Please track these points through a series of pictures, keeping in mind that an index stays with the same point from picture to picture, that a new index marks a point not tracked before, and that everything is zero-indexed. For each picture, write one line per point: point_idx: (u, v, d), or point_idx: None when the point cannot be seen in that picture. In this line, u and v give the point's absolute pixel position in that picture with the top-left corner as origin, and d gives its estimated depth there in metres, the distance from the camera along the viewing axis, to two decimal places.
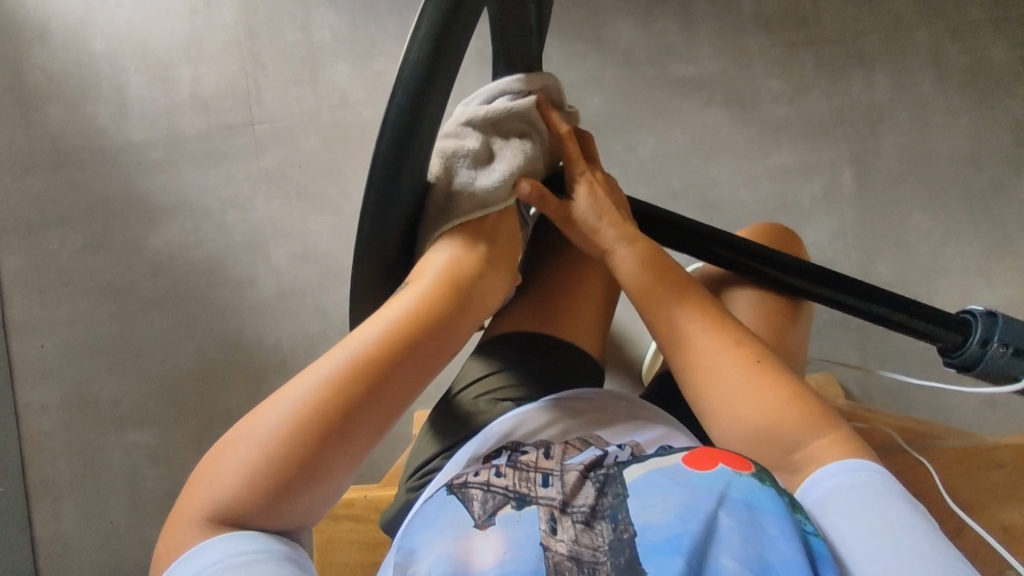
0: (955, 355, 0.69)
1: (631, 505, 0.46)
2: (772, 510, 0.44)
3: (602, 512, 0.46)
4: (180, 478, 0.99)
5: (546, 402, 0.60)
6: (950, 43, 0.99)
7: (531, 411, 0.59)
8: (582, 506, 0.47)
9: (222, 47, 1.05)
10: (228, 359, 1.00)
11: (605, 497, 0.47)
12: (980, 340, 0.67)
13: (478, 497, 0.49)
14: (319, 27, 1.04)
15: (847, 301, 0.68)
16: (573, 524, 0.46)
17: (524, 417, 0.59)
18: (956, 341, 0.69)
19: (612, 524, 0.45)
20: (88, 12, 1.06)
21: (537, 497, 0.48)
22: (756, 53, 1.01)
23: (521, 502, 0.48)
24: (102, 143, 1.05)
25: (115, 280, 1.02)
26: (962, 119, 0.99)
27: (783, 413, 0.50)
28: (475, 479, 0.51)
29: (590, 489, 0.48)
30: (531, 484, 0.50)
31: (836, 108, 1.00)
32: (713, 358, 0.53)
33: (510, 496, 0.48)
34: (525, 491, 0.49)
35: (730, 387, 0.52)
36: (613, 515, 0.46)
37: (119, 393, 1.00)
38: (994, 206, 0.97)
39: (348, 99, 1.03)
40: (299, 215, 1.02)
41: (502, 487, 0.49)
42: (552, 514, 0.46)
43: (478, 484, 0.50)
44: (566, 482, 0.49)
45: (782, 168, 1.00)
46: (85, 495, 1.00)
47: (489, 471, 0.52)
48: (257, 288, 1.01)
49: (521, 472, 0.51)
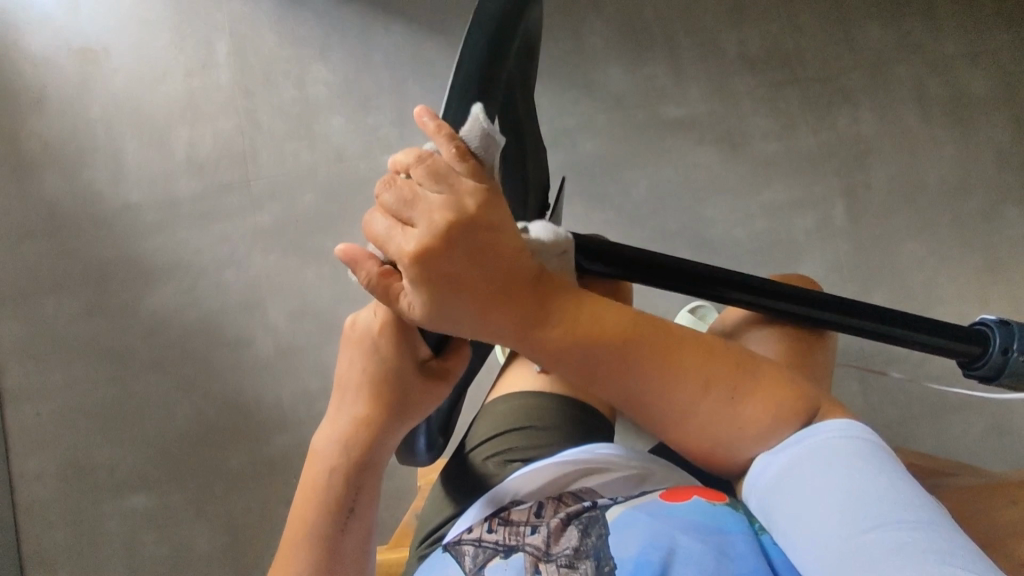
0: (977, 365, 0.68)
1: (609, 542, 0.49)
2: (742, 532, 0.47)
3: (585, 551, 0.49)
4: (181, 544, 0.95)
5: (562, 458, 0.57)
6: (930, 77, 1.02)
7: (539, 467, 0.57)
8: (564, 550, 0.49)
9: (219, 106, 1.06)
10: (229, 419, 0.98)
11: (588, 539, 0.50)
12: (1001, 348, 0.66)
13: (469, 553, 0.52)
14: (314, 83, 1.06)
15: (880, 330, 0.65)
16: (558, 569, 0.48)
17: (533, 474, 0.57)
18: (977, 352, 0.67)
19: (595, 561, 0.48)
20: (84, 78, 1.07)
21: (524, 545, 0.51)
22: (743, 93, 1.03)
23: (509, 552, 0.51)
24: (99, 205, 1.05)
25: (111, 342, 1.01)
26: (947, 149, 1.01)
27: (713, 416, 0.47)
28: (468, 534, 0.54)
29: (572, 532, 0.51)
30: (519, 534, 0.52)
31: (823, 143, 1.02)
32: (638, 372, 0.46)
33: (499, 548, 0.52)
34: (514, 541, 0.51)
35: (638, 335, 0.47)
36: (595, 554, 0.49)
37: (116, 458, 0.98)
38: (985, 234, 0.99)
39: (345, 154, 1.04)
40: (298, 270, 1.01)
41: (491, 541, 0.52)
42: (537, 565, 0.49)
43: (470, 542, 0.53)
44: (552, 529, 0.51)
45: (775, 203, 1.01)
46: (80, 568, 0.96)
47: (482, 526, 0.54)
48: (257, 345, 1.00)
49: (512, 525, 0.53)
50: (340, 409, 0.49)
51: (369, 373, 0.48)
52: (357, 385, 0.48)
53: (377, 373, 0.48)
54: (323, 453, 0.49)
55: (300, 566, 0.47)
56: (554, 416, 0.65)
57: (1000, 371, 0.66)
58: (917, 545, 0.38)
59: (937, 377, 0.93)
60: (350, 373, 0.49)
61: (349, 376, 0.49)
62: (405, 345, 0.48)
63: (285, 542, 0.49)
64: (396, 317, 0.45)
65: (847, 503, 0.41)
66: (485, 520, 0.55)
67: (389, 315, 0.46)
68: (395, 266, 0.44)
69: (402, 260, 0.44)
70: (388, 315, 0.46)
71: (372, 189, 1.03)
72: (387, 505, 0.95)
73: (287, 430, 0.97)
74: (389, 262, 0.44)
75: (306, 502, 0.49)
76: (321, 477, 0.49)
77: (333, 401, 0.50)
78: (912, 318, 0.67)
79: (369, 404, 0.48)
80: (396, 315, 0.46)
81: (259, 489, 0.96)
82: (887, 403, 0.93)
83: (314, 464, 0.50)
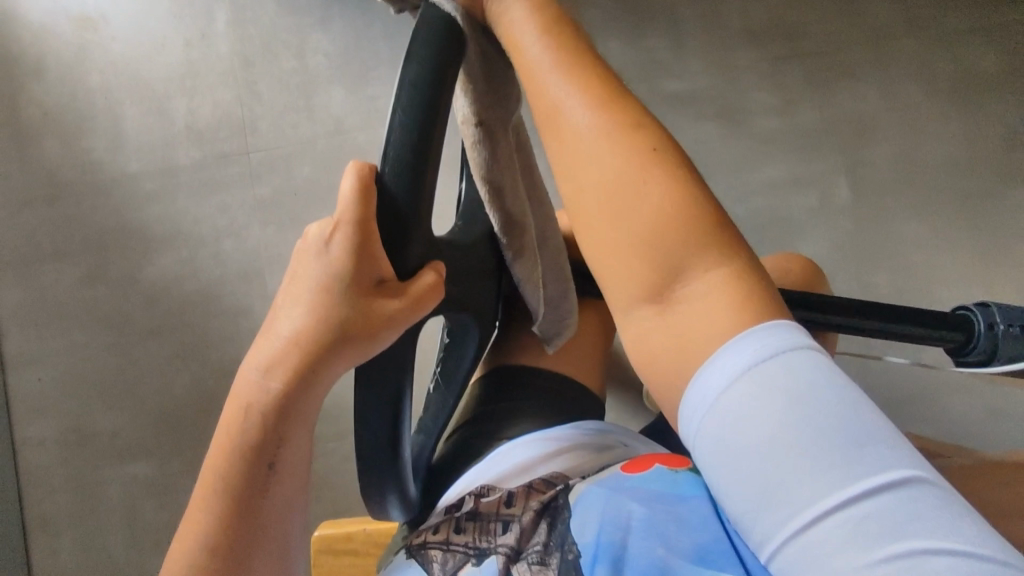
0: (971, 350, 0.66)
1: (572, 528, 0.49)
2: (697, 493, 0.49)
3: (555, 545, 0.49)
4: (179, 510, 0.97)
5: (533, 435, 0.60)
6: (941, 52, 1.00)
7: (509, 449, 0.59)
8: (535, 547, 0.50)
9: (217, 76, 1.05)
10: (227, 389, 0.99)
11: (556, 530, 0.50)
12: (985, 326, 0.65)
13: (439, 559, 0.52)
14: (313, 54, 1.05)
15: (875, 326, 0.64)
16: (529, 567, 0.49)
17: (503, 457, 0.59)
18: (963, 339, 0.66)
19: (562, 551, 0.49)
20: (82, 46, 1.07)
21: (496, 547, 0.51)
22: (747, 67, 1.02)
23: (480, 557, 0.51)
24: (97, 174, 1.05)
25: (111, 311, 1.02)
26: (954, 127, 0.99)
27: (716, 308, 0.37)
28: (435, 536, 0.54)
29: (541, 527, 0.51)
30: (489, 534, 0.52)
31: (828, 120, 1.00)
32: (601, 237, 0.39)
33: (470, 552, 0.52)
34: (485, 544, 0.52)
35: (607, 209, 0.39)
36: (563, 543, 0.49)
37: (116, 425, 0.99)
38: (990, 215, 0.97)
39: (343, 125, 1.03)
40: (295, 242, 1.01)
41: (460, 543, 0.52)
42: (509, 566, 0.50)
43: (438, 544, 0.53)
44: (521, 527, 0.51)
45: (777, 181, 1.00)
46: (83, 531, 0.98)
47: (449, 525, 0.54)
48: (254, 316, 1.00)
49: (480, 524, 0.53)
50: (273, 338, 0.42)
51: (312, 290, 0.41)
52: (300, 307, 0.41)
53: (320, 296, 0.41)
54: (246, 384, 0.43)
55: (213, 498, 0.43)
56: (535, 393, 0.65)
57: (994, 353, 0.65)
58: (897, 525, 0.32)
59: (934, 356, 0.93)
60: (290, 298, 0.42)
61: (290, 291, 0.42)
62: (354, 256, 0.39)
63: (210, 467, 0.44)
64: (355, 230, 0.38)
65: (820, 472, 0.32)
66: (450, 519, 0.54)
67: (342, 219, 0.38)
68: (359, 174, 0.37)
69: (370, 169, 0.37)
70: (342, 220, 0.38)
71: (370, 162, 1.02)
72: None
73: None
74: (353, 167, 0.38)
75: (225, 446, 0.44)
76: (244, 414, 0.43)
77: (268, 322, 0.43)
78: (906, 310, 0.65)
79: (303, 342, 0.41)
80: (356, 219, 0.38)
81: None
82: (882, 383, 0.93)
83: (237, 400, 0.43)
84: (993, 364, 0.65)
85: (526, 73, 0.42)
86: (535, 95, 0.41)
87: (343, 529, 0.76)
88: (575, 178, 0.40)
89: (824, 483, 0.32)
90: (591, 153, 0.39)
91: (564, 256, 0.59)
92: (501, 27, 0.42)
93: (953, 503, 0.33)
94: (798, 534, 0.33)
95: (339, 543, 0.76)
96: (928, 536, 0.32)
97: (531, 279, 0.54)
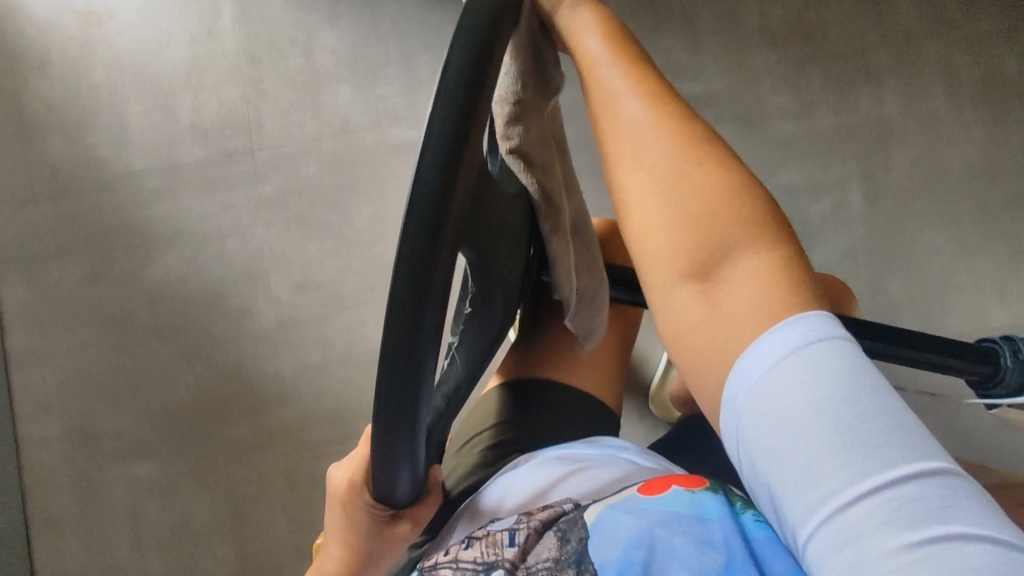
0: (997, 381, 0.65)
1: (589, 546, 0.46)
2: (717, 514, 0.46)
3: (566, 560, 0.46)
4: (183, 511, 0.97)
5: (544, 454, 0.58)
6: (962, 56, 0.98)
7: (520, 469, 0.57)
8: (543, 562, 0.46)
9: (223, 73, 1.04)
10: (231, 390, 0.98)
11: (568, 545, 0.47)
12: (1012, 353, 0.64)
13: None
14: (321, 51, 1.03)
15: (896, 351, 0.61)
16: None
17: (513, 477, 0.57)
18: (991, 371, 0.64)
19: (576, 568, 0.45)
20: (87, 41, 1.05)
21: (502, 560, 0.47)
22: (763, 70, 0.99)
23: (488, 572, 0.47)
24: (102, 172, 1.04)
25: (114, 310, 1.01)
26: (974, 133, 0.97)
27: (764, 292, 0.34)
28: (444, 557, 0.51)
29: (550, 540, 0.47)
30: (498, 547, 0.49)
31: (844, 125, 0.98)
32: (646, 217, 0.37)
33: (478, 568, 0.48)
34: (493, 558, 0.48)
35: (653, 191, 0.37)
36: (577, 561, 0.45)
37: (120, 425, 0.98)
38: (1008, 223, 0.95)
39: (350, 125, 1.02)
40: (300, 243, 1.00)
41: (469, 561, 0.49)
42: None
43: (447, 565, 0.50)
44: (529, 540, 0.48)
45: (790, 186, 0.98)
46: (86, 530, 0.98)
47: (458, 546, 0.51)
48: (258, 317, 0.99)
49: (487, 539, 0.50)
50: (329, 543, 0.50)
51: (342, 530, 0.47)
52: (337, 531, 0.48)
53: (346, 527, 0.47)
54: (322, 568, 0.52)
55: None
56: (548, 406, 0.64)
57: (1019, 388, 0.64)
58: (937, 509, 0.30)
59: None
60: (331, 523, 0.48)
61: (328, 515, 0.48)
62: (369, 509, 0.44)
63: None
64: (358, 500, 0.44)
65: (856, 446, 0.30)
66: (460, 541, 0.52)
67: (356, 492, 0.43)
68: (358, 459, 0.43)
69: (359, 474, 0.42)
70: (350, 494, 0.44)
71: (377, 162, 1.01)
72: None
73: (288, 404, 0.97)
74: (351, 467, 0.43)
75: None
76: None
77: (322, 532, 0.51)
78: (925, 337, 0.63)
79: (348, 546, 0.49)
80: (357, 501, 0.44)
81: (260, 460, 0.97)
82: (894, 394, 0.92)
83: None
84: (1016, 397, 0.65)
85: (585, 69, 0.41)
86: (590, 87, 0.40)
87: None
88: (624, 158, 0.38)
89: (856, 463, 0.30)
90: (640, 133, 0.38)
91: (591, 251, 0.60)
92: (562, 22, 0.41)
93: (980, 490, 0.31)
94: (829, 518, 0.30)
95: None
96: (965, 523, 0.29)
97: (568, 268, 0.53)
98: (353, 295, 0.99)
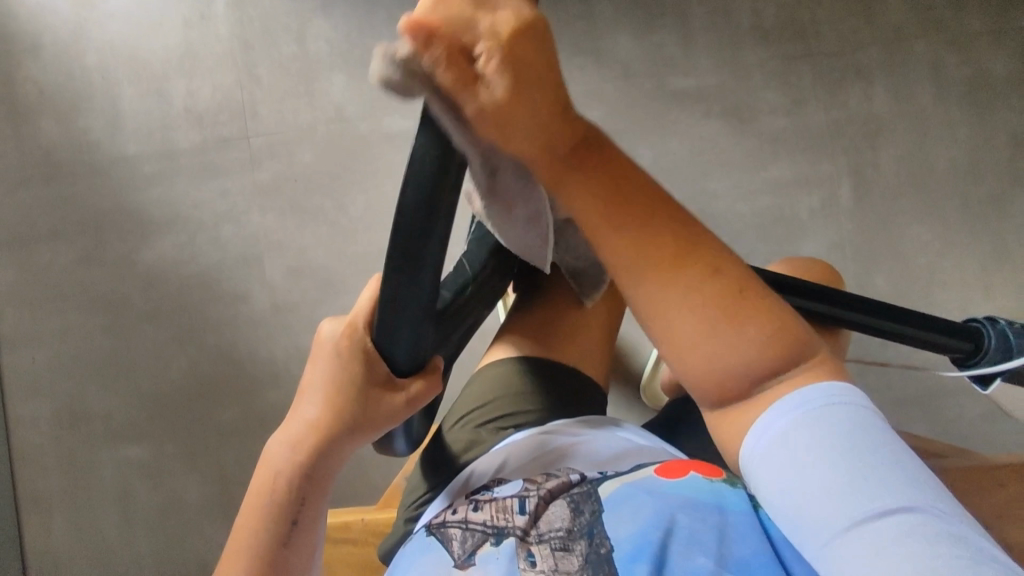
0: (975, 360, 0.67)
1: (604, 520, 0.48)
2: (741, 510, 0.48)
3: (578, 531, 0.48)
4: (174, 494, 0.97)
5: (549, 428, 0.59)
6: (949, 55, 1.00)
7: (525, 440, 0.58)
8: (557, 531, 0.48)
9: (217, 58, 1.04)
10: (225, 375, 0.99)
11: (581, 517, 0.49)
12: (989, 320, 0.69)
13: (457, 537, 0.50)
14: (316, 39, 1.04)
15: (884, 327, 0.63)
16: (551, 552, 0.47)
17: (518, 446, 0.58)
18: (971, 350, 0.66)
19: (590, 540, 0.47)
20: (80, 24, 1.05)
21: (514, 528, 0.49)
22: (755, 65, 1.01)
23: (500, 537, 0.49)
24: (95, 155, 1.03)
25: (107, 293, 1.01)
26: (960, 131, 0.99)
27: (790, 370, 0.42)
28: (452, 517, 0.52)
29: (563, 509, 0.50)
30: (507, 514, 0.50)
31: (834, 121, 1.00)
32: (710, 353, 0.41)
33: (489, 532, 0.49)
34: (504, 524, 0.50)
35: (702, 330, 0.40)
36: (589, 532, 0.48)
37: (111, 408, 0.99)
38: (992, 219, 0.97)
39: (345, 113, 1.02)
40: (295, 230, 1.01)
41: (479, 523, 0.50)
42: (529, 548, 0.48)
43: (456, 524, 0.51)
44: (540, 508, 0.50)
45: (781, 181, 0.99)
46: (76, 512, 0.98)
47: (466, 506, 0.53)
48: (253, 303, 1.00)
49: (498, 503, 0.52)
50: (306, 405, 0.47)
51: (328, 381, 0.46)
52: (322, 382, 0.46)
53: (337, 373, 0.46)
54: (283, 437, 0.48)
55: (251, 546, 0.47)
56: (550, 385, 0.65)
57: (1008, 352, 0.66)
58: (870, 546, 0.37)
59: (931, 360, 0.94)
60: (316, 378, 0.47)
61: (314, 371, 0.47)
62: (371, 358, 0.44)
63: (235, 540, 0.48)
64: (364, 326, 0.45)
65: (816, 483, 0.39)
66: (468, 502, 0.53)
67: (358, 334, 0.44)
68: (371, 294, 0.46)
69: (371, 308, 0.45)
70: (358, 322, 0.45)
71: (372, 150, 1.01)
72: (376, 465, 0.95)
73: (281, 388, 0.98)
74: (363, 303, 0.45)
75: (255, 512, 0.47)
76: (283, 465, 0.47)
77: (299, 395, 0.49)
78: (916, 313, 0.65)
79: (328, 408, 0.46)
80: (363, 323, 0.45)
81: (253, 444, 0.97)
82: (879, 384, 0.94)
83: (267, 469, 0.48)
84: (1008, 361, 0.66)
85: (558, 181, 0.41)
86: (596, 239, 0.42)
87: (340, 518, 0.74)
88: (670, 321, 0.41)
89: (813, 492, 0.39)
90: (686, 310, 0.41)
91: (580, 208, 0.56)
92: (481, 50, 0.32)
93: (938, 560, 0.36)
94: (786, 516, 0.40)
95: (335, 532, 0.74)
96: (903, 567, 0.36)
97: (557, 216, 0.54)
98: (347, 281, 0.99)
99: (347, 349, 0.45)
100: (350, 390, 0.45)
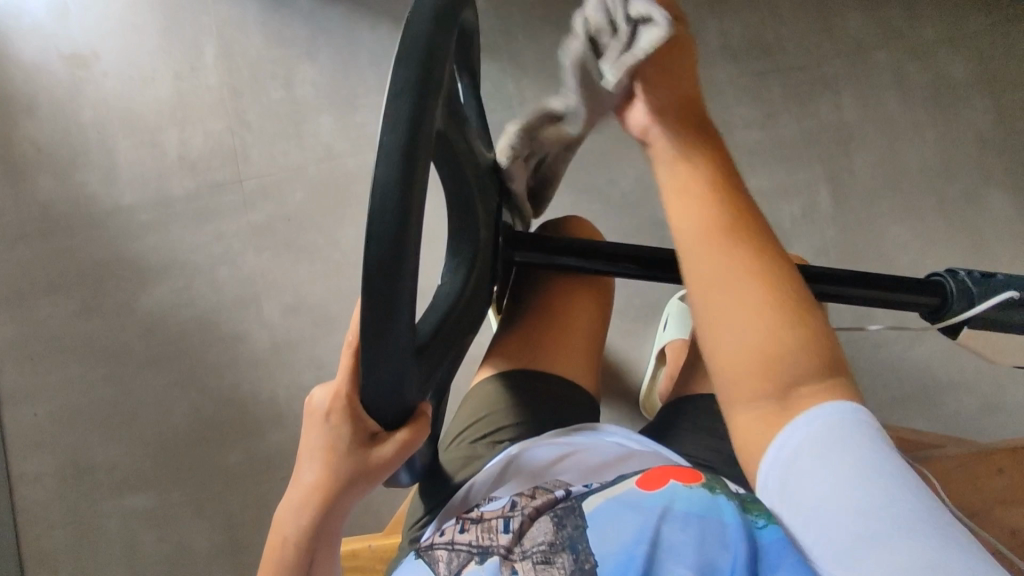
0: (941, 315, 0.68)
1: (586, 535, 0.49)
2: (724, 516, 0.46)
3: (561, 544, 0.49)
4: (181, 539, 0.96)
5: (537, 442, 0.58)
6: (910, 61, 1.04)
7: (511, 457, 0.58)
8: (539, 545, 0.49)
9: (208, 107, 1.07)
10: (226, 415, 0.99)
11: (563, 530, 0.50)
12: (946, 272, 0.68)
13: (444, 558, 0.52)
14: (302, 83, 1.07)
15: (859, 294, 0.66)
16: (534, 565, 0.48)
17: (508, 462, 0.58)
18: (936, 304, 0.68)
19: (573, 555, 0.48)
20: (75, 84, 1.08)
21: (498, 547, 0.51)
22: (726, 82, 1.05)
23: (484, 555, 0.50)
24: (91, 208, 1.05)
25: (106, 343, 1.02)
26: (927, 132, 1.02)
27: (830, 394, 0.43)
28: (440, 538, 0.54)
29: (546, 525, 0.51)
30: (493, 533, 0.52)
31: (807, 130, 1.03)
32: (781, 381, 0.44)
33: (474, 551, 0.51)
34: (488, 543, 0.51)
35: (782, 384, 0.44)
36: (571, 546, 0.48)
37: (115, 457, 0.98)
38: (967, 215, 1.00)
39: (335, 152, 1.05)
40: (290, 267, 1.02)
41: (465, 543, 0.52)
42: (513, 566, 0.49)
43: (444, 546, 0.53)
44: (522, 523, 0.52)
45: (760, 191, 1.02)
46: (81, 566, 0.96)
47: (454, 527, 0.54)
48: (252, 342, 1.01)
49: (483, 524, 0.53)
50: (306, 465, 0.48)
51: (322, 444, 0.46)
52: (316, 448, 0.47)
53: (332, 439, 0.45)
54: (290, 493, 0.50)
55: None
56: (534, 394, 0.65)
57: (972, 301, 0.66)
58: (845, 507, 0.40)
59: (922, 355, 0.95)
60: (311, 442, 0.47)
61: (309, 434, 0.47)
62: (354, 422, 0.44)
63: None
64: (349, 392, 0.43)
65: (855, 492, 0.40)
66: (456, 522, 0.55)
67: (340, 403, 0.43)
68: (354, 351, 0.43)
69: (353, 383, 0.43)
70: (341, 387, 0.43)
71: (362, 185, 1.04)
72: (382, 497, 0.95)
73: (283, 426, 0.98)
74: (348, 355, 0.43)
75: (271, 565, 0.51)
76: (291, 520, 0.49)
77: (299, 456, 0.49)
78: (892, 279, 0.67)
79: (325, 471, 0.47)
80: (346, 392, 0.43)
81: (256, 484, 0.97)
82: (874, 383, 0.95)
83: (276, 528, 0.50)
84: (975, 308, 0.66)
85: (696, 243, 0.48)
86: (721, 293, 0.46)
87: (348, 547, 0.74)
88: (769, 379, 0.44)
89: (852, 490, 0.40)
90: (779, 377, 0.44)
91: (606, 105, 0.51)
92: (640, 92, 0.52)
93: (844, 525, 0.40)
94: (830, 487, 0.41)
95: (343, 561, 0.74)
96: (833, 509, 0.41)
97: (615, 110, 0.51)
98: (343, 315, 1.01)
99: (334, 418, 0.45)
100: (343, 450, 0.45)
